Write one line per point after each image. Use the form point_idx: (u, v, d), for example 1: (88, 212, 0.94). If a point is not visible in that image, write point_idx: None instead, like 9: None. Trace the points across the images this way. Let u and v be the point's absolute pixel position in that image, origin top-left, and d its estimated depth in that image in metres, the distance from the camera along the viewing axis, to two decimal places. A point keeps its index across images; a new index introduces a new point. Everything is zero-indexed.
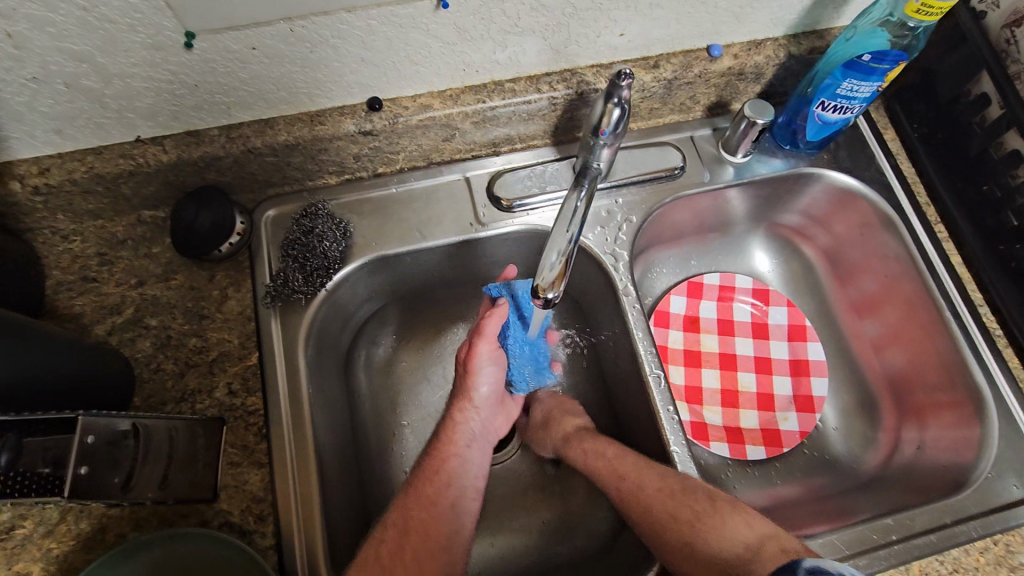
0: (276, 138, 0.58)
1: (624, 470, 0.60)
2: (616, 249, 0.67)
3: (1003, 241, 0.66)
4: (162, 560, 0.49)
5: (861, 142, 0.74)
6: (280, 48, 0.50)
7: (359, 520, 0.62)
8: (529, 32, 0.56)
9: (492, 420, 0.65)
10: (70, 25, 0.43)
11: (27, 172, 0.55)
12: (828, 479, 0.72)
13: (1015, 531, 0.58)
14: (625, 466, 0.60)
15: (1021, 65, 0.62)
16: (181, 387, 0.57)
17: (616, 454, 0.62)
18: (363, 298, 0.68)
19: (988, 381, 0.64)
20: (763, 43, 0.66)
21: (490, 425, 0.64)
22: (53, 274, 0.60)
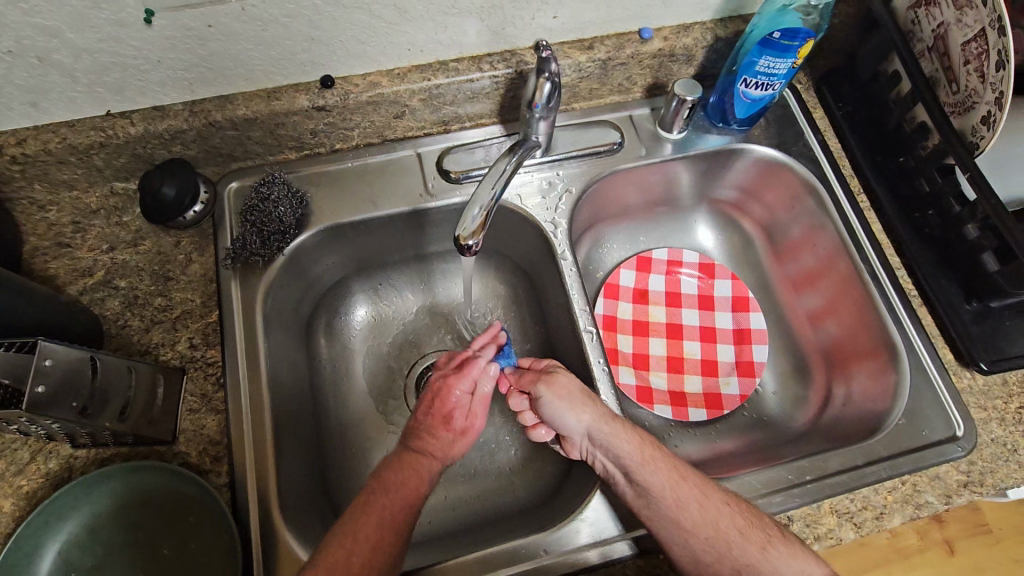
0: (235, 112, 0.63)
1: (646, 455, 0.57)
2: (556, 217, 0.73)
3: (917, 209, 0.72)
4: (123, 492, 0.54)
5: (790, 120, 0.79)
6: (234, 25, 0.55)
7: (314, 468, 0.66)
8: (466, 14, 0.61)
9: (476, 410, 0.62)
10: (41, 2, 0.49)
11: (5, 142, 0.60)
12: (765, 435, 0.76)
13: (922, 472, 0.63)
14: (646, 450, 0.58)
15: (924, 44, 0.67)
16: (146, 341, 0.62)
17: (625, 428, 0.59)
18: (322, 266, 0.73)
19: (902, 334, 0.69)
20: (691, 26, 0.71)
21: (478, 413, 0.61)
22: (30, 239, 0.65)
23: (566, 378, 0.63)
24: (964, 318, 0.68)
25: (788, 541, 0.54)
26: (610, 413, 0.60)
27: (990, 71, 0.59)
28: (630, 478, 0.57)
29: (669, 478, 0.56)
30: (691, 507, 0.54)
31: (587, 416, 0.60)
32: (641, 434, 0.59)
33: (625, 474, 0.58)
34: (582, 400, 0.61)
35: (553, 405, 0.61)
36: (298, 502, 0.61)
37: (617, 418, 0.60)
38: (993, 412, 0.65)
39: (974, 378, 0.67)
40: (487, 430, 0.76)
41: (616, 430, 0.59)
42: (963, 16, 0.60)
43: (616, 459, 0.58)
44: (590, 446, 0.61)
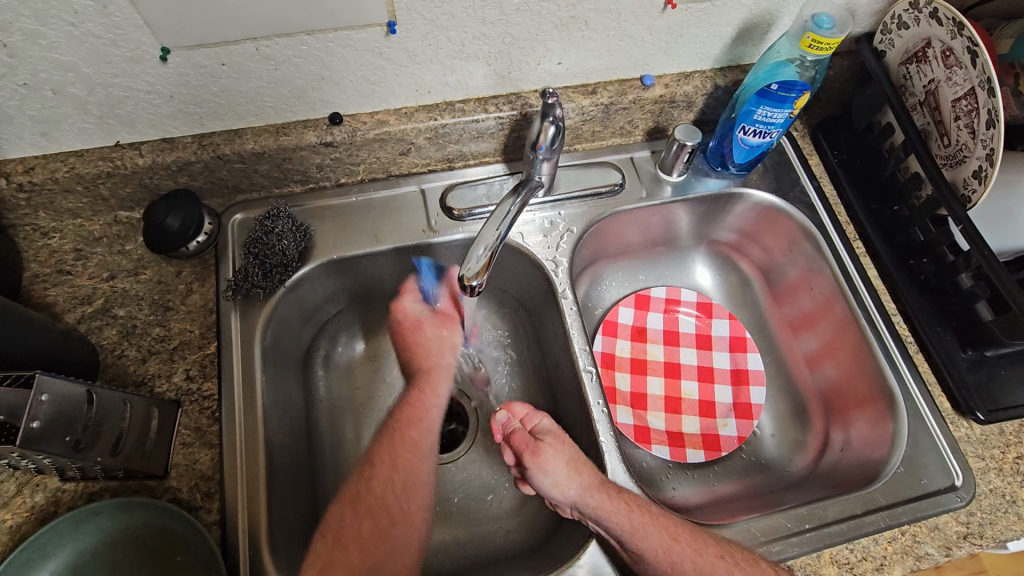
0: (244, 146, 0.64)
1: (636, 523, 0.56)
2: (557, 256, 0.74)
3: (913, 256, 0.73)
4: (109, 530, 0.53)
5: (787, 166, 0.81)
6: (247, 64, 0.57)
7: (306, 505, 0.65)
8: (474, 58, 0.63)
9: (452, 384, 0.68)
10: (59, 38, 0.50)
11: (13, 170, 0.60)
12: (763, 479, 0.76)
13: (922, 523, 0.62)
14: (636, 517, 0.56)
15: (916, 98, 0.69)
16: (142, 372, 0.61)
17: (615, 498, 0.57)
18: (323, 298, 0.73)
19: (900, 382, 0.69)
20: (691, 74, 0.73)
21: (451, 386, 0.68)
22: (31, 266, 0.65)
23: (554, 447, 0.61)
24: (961, 367, 0.68)
25: None
26: (597, 481, 0.59)
27: (981, 128, 0.61)
28: (625, 546, 0.56)
29: (660, 540, 0.55)
30: (687, 566, 0.54)
31: (573, 490, 0.58)
32: (629, 500, 0.58)
33: (620, 543, 0.56)
34: (568, 467, 0.60)
35: (541, 476, 0.60)
36: (289, 541, 0.59)
37: (602, 487, 0.58)
38: (990, 462, 0.65)
39: (972, 427, 0.67)
40: (483, 469, 0.75)
41: (602, 492, 0.58)
42: (953, 75, 0.63)
43: (609, 531, 0.57)
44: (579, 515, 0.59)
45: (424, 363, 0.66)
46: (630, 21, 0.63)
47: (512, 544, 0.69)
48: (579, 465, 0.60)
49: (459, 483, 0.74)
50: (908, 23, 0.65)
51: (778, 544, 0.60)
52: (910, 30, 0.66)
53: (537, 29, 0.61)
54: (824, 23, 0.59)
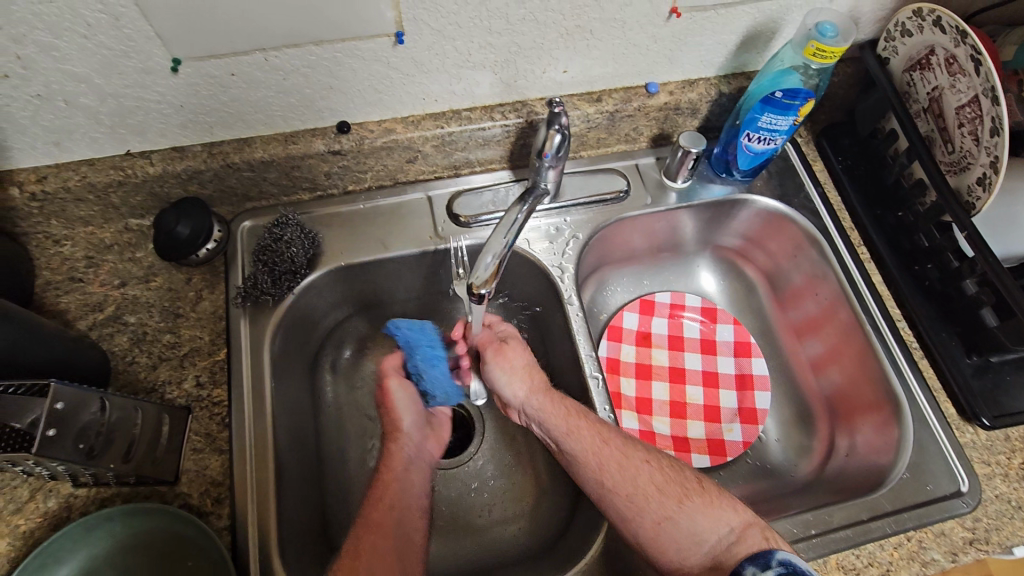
0: (253, 155, 0.65)
1: (571, 426, 0.61)
2: (563, 262, 0.74)
3: (917, 262, 0.73)
4: (122, 536, 0.54)
5: (792, 172, 0.81)
6: (257, 74, 0.57)
7: (315, 510, 0.65)
8: (480, 67, 0.64)
9: (425, 445, 0.68)
10: (73, 50, 0.51)
11: (26, 179, 0.61)
12: (768, 484, 0.76)
13: (928, 529, 0.62)
14: (572, 422, 0.61)
15: (920, 105, 0.70)
16: (153, 378, 0.62)
17: (556, 402, 0.63)
18: (332, 304, 0.73)
19: (905, 388, 0.69)
20: (696, 82, 0.74)
21: (423, 448, 0.68)
22: (43, 273, 0.66)
23: (515, 351, 0.69)
24: (966, 372, 0.68)
25: (706, 492, 0.56)
26: (543, 387, 0.65)
27: (985, 135, 0.61)
28: (560, 445, 0.62)
29: (590, 442, 0.60)
30: (610, 466, 0.58)
31: (522, 391, 0.66)
32: (568, 406, 0.63)
33: (555, 442, 0.62)
34: (523, 372, 0.67)
35: (496, 373, 0.68)
36: (298, 546, 0.60)
37: (547, 392, 0.65)
38: (996, 468, 0.65)
39: (977, 433, 0.67)
40: (490, 474, 0.75)
41: (545, 397, 0.64)
42: (956, 82, 0.63)
43: (546, 431, 0.63)
44: (527, 417, 0.66)
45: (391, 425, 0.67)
46: (634, 29, 0.64)
47: (519, 548, 0.70)
48: (531, 373, 0.67)
49: (466, 488, 0.74)
50: (912, 30, 0.66)
51: None
52: (913, 38, 0.66)
53: (543, 38, 0.62)
54: (828, 31, 0.60)
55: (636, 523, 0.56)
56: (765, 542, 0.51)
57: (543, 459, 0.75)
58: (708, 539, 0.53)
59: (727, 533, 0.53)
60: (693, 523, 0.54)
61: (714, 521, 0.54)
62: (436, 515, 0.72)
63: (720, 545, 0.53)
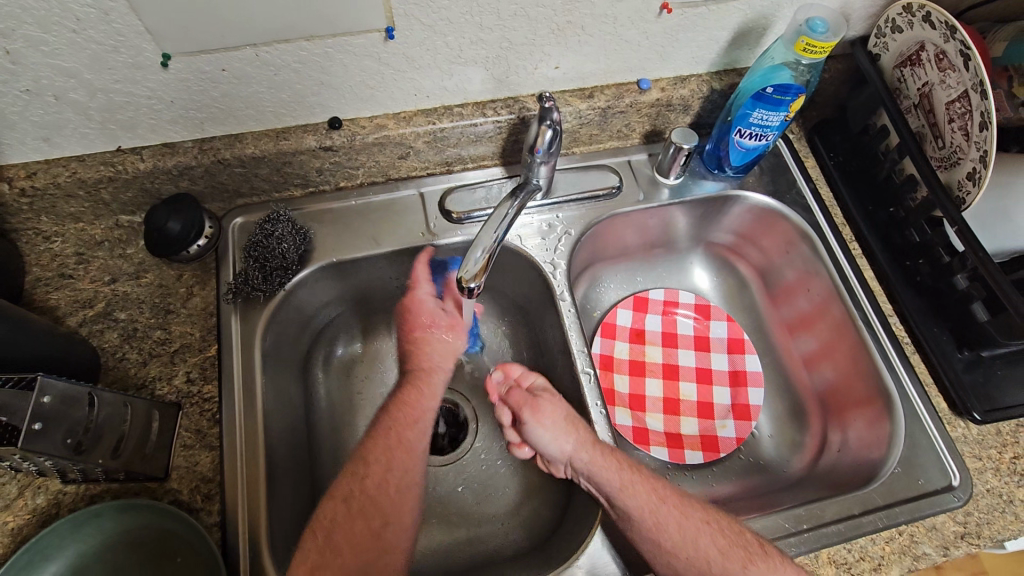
0: (244, 151, 0.65)
1: (626, 480, 0.59)
2: (555, 258, 0.74)
3: (909, 257, 0.74)
4: (111, 532, 0.53)
5: (784, 169, 0.81)
6: (247, 69, 0.57)
7: (306, 507, 0.65)
8: (472, 63, 0.64)
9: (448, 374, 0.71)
10: (62, 45, 0.51)
11: (16, 175, 0.61)
12: (761, 480, 0.76)
13: (919, 523, 0.62)
14: (626, 476, 0.59)
15: (910, 101, 0.70)
16: (143, 374, 0.62)
17: (605, 455, 0.61)
18: (324, 300, 0.73)
19: (897, 383, 0.69)
20: (688, 78, 0.74)
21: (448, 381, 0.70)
22: (33, 270, 0.65)
23: (549, 402, 0.65)
24: (957, 367, 0.69)
25: (769, 555, 0.55)
26: (592, 440, 0.62)
27: (974, 130, 0.62)
28: (612, 503, 0.59)
29: (647, 499, 0.58)
30: (670, 526, 0.57)
31: (569, 445, 0.62)
32: (619, 459, 0.61)
33: (608, 500, 0.59)
34: (567, 425, 0.63)
35: (537, 432, 0.64)
36: (289, 543, 0.60)
37: (596, 445, 0.62)
38: (988, 462, 0.66)
39: (968, 427, 0.67)
40: (483, 470, 0.75)
41: (597, 452, 0.61)
42: (946, 77, 0.63)
43: (598, 487, 0.60)
44: (574, 473, 0.63)
45: (423, 364, 0.68)
46: (626, 25, 0.64)
47: (512, 545, 0.69)
48: (574, 423, 0.64)
49: (459, 485, 0.74)
50: (902, 26, 0.66)
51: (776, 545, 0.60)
52: (904, 34, 0.66)
53: (534, 34, 0.62)
54: (818, 27, 0.60)
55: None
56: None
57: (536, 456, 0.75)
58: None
59: None
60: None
61: None
62: (429, 511, 0.72)
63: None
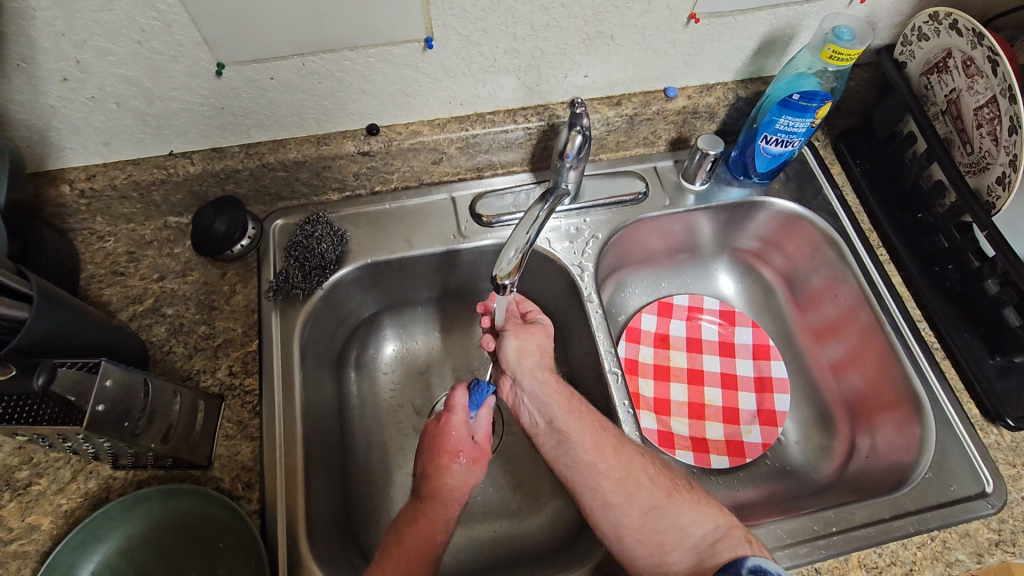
0: (287, 155, 0.68)
1: (572, 407, 0.63)
2: (582, 261, 0.76)
3: (938, 263, 0.74)
4: (158, 515, 0.56)
5: (810, 175, 0.82)
6: (294, 78, 0.61)
7: (340, 499, 0.67)
8: (505, 72, 0.66)
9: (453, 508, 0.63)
10: (126, 55, 0.54)
11: (76, 177, 0.65)
12: (787, 485, 0.76)
13: (952, 529, 0.62)
14: (574, 404, 0.63)
15: (937, 107, 0.70)
16: (188, 367, 0.65)
17: (561, 386, 0.65)
18: (358, 301, 0.76)
19: (926, 387, 0.69)
20: (714, 86, 0.76)
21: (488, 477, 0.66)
22: (87, 267, 0.69)
23: (536, 331, 0.68)
24: (989, 373, 0.68)
25: (695, 491, 0.59)
26: (550, 369, 0.67)
27: (1003, 135, 0.62)
28: (552, 425, 0.63)
29: (589, 426, 0.61)
30: (608, 449, 0.59)
31: (529, 365, 0.66)
32: (571, 392, 0.65)
33: (548, 421, 0.63)
34: (536, 351, 0.67)
35: (512, 348, 0.67)
36: (324, 534, 0.61)
37: (552, 372, 0.66)
38: (1022, 469, 0.65)
39: (1001, 434, 0.67)
40: (509, 471, 0.76)
41: (545, 380, 0.65)
42: (974, 83, 0.64)
43: (543, 408, 0.64)
44: (519, 389, 0.67)
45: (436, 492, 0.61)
46: (654, 35, 0.66)
47: (539, 543, 0.70)
48: (543, 355, 0.67)
49: (485, 483, 0.75)
50: (928, 34, 0.67)
51: (803, 547, 0.60)
52: (930, 41, 0.67)
53: (565, 44, 0.64)
54: (845, 35, 0.61)
55: (621, 510, 0.57)
56: (747, 544, 0.54)
57: None
58: (694, 533, 0.55)
59: (713, 530, 0.55)
60: (680, 515, 0.56)
61: (702, 517, 0.56)
62: None
63: (701, 542, 0.55)
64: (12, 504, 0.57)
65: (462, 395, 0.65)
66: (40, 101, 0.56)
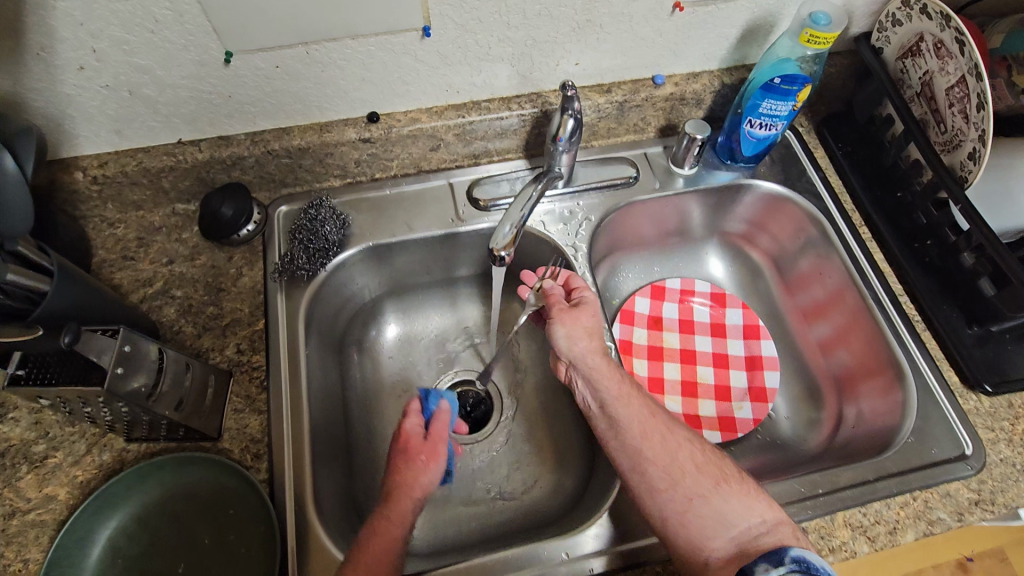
0: (291, 142, 0.71)
1: (623, 392, 0.62)
2: (576, 242, 0.79)
3: (918, 239, 0.77)
4: (171, 484, 0.58)
5: (794, 159, 0.85)
6: (298, 66, 0.64)
7: (344, 472, 0.70)
8: (499, 60, 0.69)
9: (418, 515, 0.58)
10: (140, 44, 0.57)
11: (89, 165, 0.67)
12: (777, 457, 0.78)
13: (933, 490, 0.64)
14: (624, 388, 0.63)
15: (913, 90, 0.74)
16: (198, 345, 0.67)
17: (612, 368, 0.64)
18: (360, 283, 0.78)
19: (907, 356, 0.72)
20: (700, 74, 0.79)
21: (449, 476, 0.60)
22: (99, 252, 0.72)
23: (584, 312, 0.68)
24: (967, 342, 0.71)
25: (744, 481, 0.56)
26: (602, 351, 0.66)
27: (973, 112, 0.65)
28: (604, 410, 0.62)
29: (639, 412, 0.61)
30: (656, 436, 0.59)
31: (580, 348, 0.66)
32: (623, 374, 0.64)
33: (600, 407, 0.63)
34: (585, 334, 0.67)
35: (564, 332, 0.67)
36: (330, 503, 0.64)
37: (605, 356, 0.65)
38: (1000, 433, 0.67)
39: (980, 400, 0.69)
40: (508, 447, 0.79)
41: (596, 365, 0.65)
42: (945, 64, 0.67)
43: (595, 392, 0.64)
44: (573, 372, 0.67)
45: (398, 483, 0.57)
46: (641, 23, 0.69)
47: (537, 514, 0.73)
48: (593, 336, 0.67)
49: (485, 459, 0.77)
50: (902, 19, 0.70)
51: (791, 507, 0.62)
52: (904, 26, 0.71)
53: (556, 32, 0.68)
54: (821, 20, 0.65)
55: (665, 495, 0.55)
56: (795, 540, 0.52)
57: (560, 432, 0.79)
58: (739, 525, 0.53)
59: (759, 523, 0.53)
60: (725, 504, 0.54)
61: (748, 510, 0.53)
62: (457, 483, 0.75)
63: (746, 533, 0.52)
64: (30, 476, 0.59)
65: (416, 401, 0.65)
66: (57, 89, 0.59)
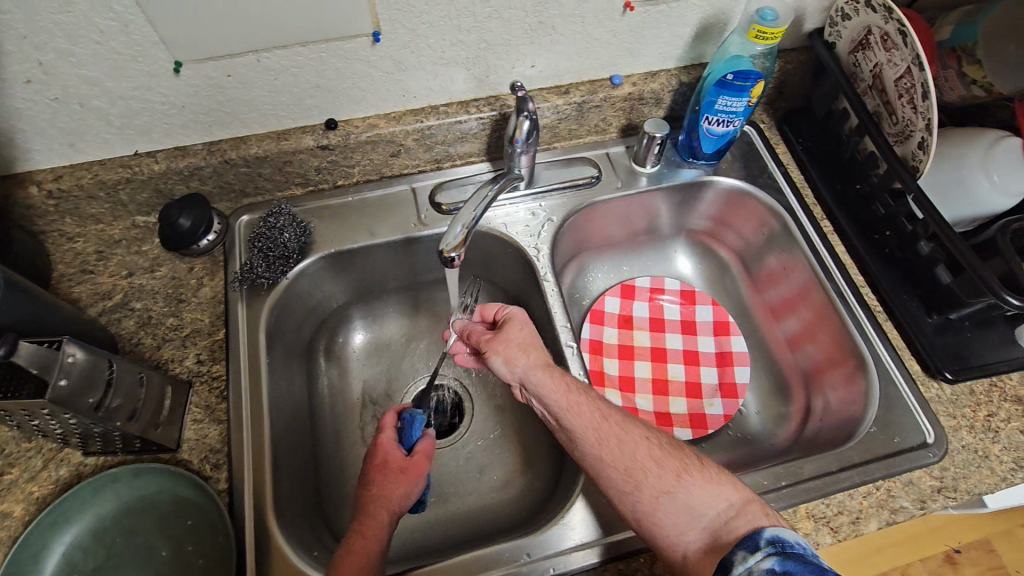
0: (248, 151, 0.71)
1: (572, 403, 0.59)
2: (539, 243, 0.79)
3: (877, 231, 0.78)
4: (127, 496, 0.58)
5: (756, 155, 0.86)
6: (250, 75, 0.64)
7: (310, 480, 0.69)
8: (454, 64, 0.70)
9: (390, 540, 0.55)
10: (87, 55, 0.57)
11: (43, 178, 0.67)
12: (747, 451, 0.78)
13: (896, 478, 0.64)
14: (573, 399, 0.60)
15: (866, 83, 0.74)
16: (158, 356, 0.67)
17: (558, 376, 0.61)
18: (325, 290, 0.78)
19: (868, 345, 0.72)
20: (658, 73, 0.80)
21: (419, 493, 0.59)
22: (58, 267, 0.71)
23: (511, 329, 0.66)
24: (928, 330, 0.72)
25: (703, 467, 0.55)
26: (544, 363, 0.63)
27: (920, 102, 0.66)
28: (561, 425, 0.60)
29: (591, 419, 0.58)
30: (612, 438, 0.57)
31: (521, 366, 0.63)
32: (569, 380, 0.61)
33: (557, 420, 0.60)
34: (522, 351, 0.64)
35: (502, 354, 0.64)
36: (293, 511, 0.63)
37: (548, 367, 0.62)
38: (962, 420, 0.68)
39: (942, 388, 0.70)
40: (478, 450, 0.78)
41: (541, 379, 0.61)
42: (892, 56, 0.68)
43: (547, 407, 0.61)
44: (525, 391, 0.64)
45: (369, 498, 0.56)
46: (593, 24, 0.70)
47: (507, 516, 0.72)
48: (531, 349, 0.64)
49: (455, 463, 0.77)
50: (850, 14, 0.71)
51: None
52: (852, 21, 0.72)
53: (509, 35, 0.68)
54: (768, 15, 0.65)
55: (632, 497, 0.54)
56: (765, 518, 0.51)
57: (529, 433, 0.79)
58: (706, 513, 0.52)
59: (726, 508, 0.52)
60: (691, 495, 0.53)
61: (713, 497, 0.53)
62: None
63: (717, 521, 0.52)
64: None
65: (392, 417, 0.64)
66: (6, 103, 0.59)
